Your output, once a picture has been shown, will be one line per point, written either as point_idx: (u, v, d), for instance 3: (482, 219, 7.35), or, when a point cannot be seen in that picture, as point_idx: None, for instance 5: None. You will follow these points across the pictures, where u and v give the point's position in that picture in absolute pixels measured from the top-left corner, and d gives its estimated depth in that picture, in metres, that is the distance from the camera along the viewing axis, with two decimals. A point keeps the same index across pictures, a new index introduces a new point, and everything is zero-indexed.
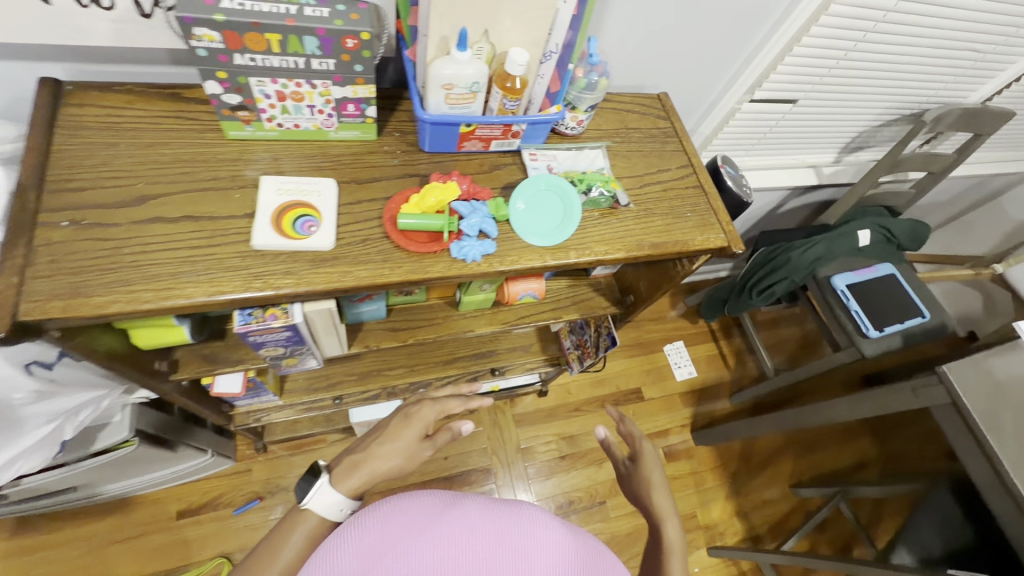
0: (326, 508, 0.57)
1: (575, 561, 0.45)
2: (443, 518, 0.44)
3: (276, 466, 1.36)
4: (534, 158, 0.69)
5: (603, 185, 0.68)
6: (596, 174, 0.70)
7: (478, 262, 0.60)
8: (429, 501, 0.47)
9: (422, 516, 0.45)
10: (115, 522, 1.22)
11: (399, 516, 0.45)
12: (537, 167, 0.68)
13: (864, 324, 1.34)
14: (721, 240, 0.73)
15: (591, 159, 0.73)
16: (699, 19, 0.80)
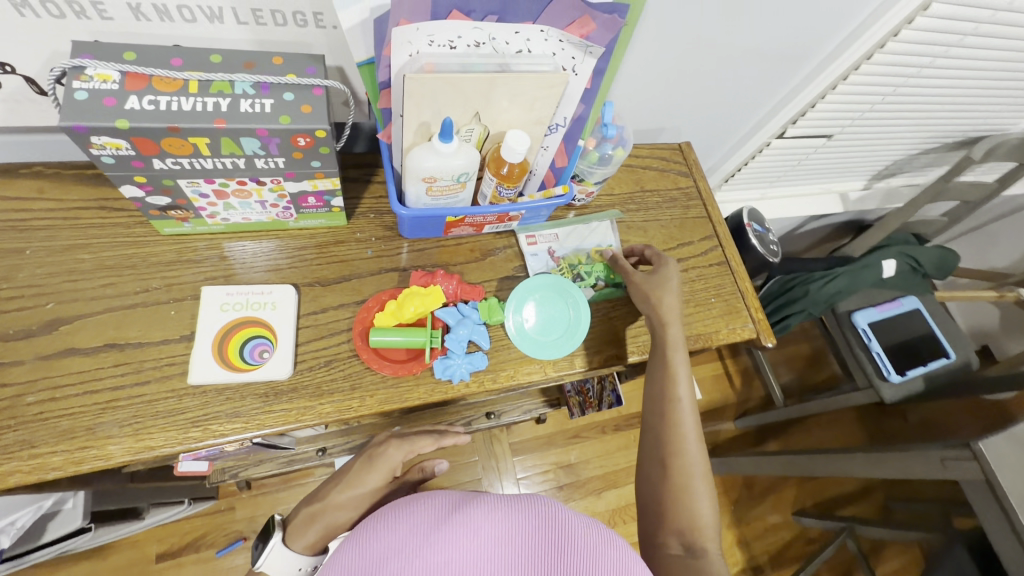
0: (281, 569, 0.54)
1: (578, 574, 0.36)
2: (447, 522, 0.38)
3: (260, 504, 1.30)
4: (533, 242, 0.59)
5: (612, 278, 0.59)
6: (603, 258, 0.61)
7: (466, 381, 0.51)
8: (434, 502, 0.40)
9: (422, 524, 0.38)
10: (90, 567, 1.17)
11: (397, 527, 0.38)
12: (536, 253, 0.59)
13: (885, 367, 1.26)
14: (749, 331, 0.63)
15: (598, 235, 0.63)
16: (731, 58, 0.68)
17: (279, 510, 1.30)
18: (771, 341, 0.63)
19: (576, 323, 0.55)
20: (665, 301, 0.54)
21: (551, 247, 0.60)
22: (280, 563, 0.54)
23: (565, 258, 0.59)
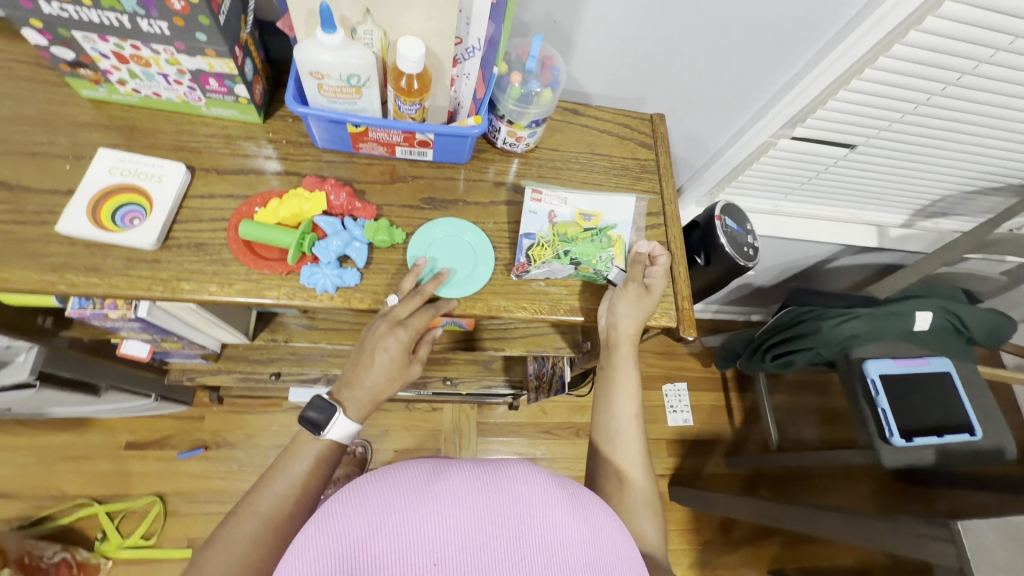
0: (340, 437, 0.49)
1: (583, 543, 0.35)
2: (445, 486, 0.34)
3: (227, 420, 1.37)
4: (537, 198, 0.58)
5: (596, 264, 0.55)
6: (609, 244, 0.57)
7: (331, 294, 0.49)
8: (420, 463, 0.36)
9: (417, 487, 0.34)
10: (69, 438, 1.28)
11: (382, 490, 0.34)
12: (536, 211, 0.57)
13: (888, 427, 1.10)
14: (669, 318, 0.57)
15: (613, 211, 0.60)
16: (712, 25, 0.62)
17: (243, 429, 1.37)
18: (691, 334, 0.57)
19: (482, 273, 0.54)
20: (633, 312, 0.54)
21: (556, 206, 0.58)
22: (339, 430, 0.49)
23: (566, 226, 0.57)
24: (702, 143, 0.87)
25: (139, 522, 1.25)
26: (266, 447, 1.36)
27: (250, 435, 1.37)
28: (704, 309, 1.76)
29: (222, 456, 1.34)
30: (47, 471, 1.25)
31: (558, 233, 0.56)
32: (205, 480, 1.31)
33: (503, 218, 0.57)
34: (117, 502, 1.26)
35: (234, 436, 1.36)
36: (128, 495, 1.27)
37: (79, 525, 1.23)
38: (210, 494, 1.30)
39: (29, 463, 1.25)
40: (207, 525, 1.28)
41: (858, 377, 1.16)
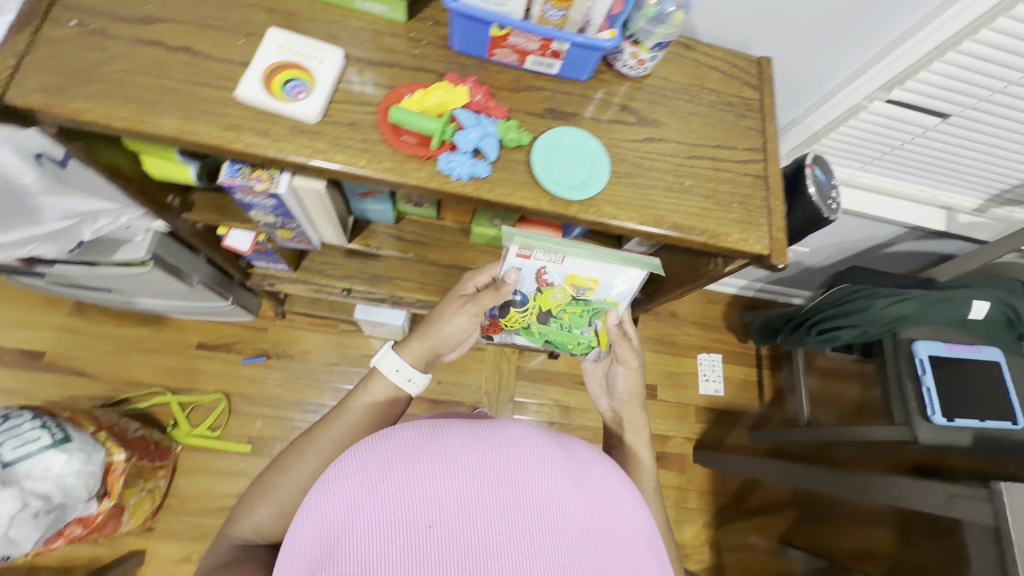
0: (383, 369, 0.67)
1: (564, 511, 0.37)
2: (436, 444, 0.39)
3: (288, 334, 1.46)
4: (526, 258, 0.68)
5: (572, 348, 0.78)
6: (591, 319, 0.75)
7: (464, 183, 0.55)
8: (415, 422, 0.41)
9: (408, 446, 0.38)
10: (146, 332, 1.39)
11: (378, 451, 0.39)
12: (524, 269, 0.70)
13: (931, 406, 1.13)
14: (763, 246, 0.61)
15: (609, 275, 0.70)
16: None
17: (302, 344, 1.46)
18: (783, 263, 0.61)
19: (596, 182, 0.57)
20: (632, 386, 0.73)
21: (551, 268, 0.70)
22: (385, 360, 0.68)
23: (557, 297, 0.74)
24: (791, 101, 0.89)
25: (206, 415, 1.37)
26: (319, 364, 1.46)
27: (307, 351, 1.46)
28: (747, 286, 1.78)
29: (281, 366, 1.44)
30: (125, 358, 1.36)
31: (544, 308, 0.75)
32: (265, 386, 1.42)
33: (615, 135, 0.61)
34: (186, 394, 1.37)
35: (293, 349, 1.46)
36: (196, 390, 1.37)
37: (152, 410, 1.35)
38: (267, 399, 1.41)
39: (110, 349, 1.36)
40: (263, 426, 1.38)
41: (905, 357, 1.18)
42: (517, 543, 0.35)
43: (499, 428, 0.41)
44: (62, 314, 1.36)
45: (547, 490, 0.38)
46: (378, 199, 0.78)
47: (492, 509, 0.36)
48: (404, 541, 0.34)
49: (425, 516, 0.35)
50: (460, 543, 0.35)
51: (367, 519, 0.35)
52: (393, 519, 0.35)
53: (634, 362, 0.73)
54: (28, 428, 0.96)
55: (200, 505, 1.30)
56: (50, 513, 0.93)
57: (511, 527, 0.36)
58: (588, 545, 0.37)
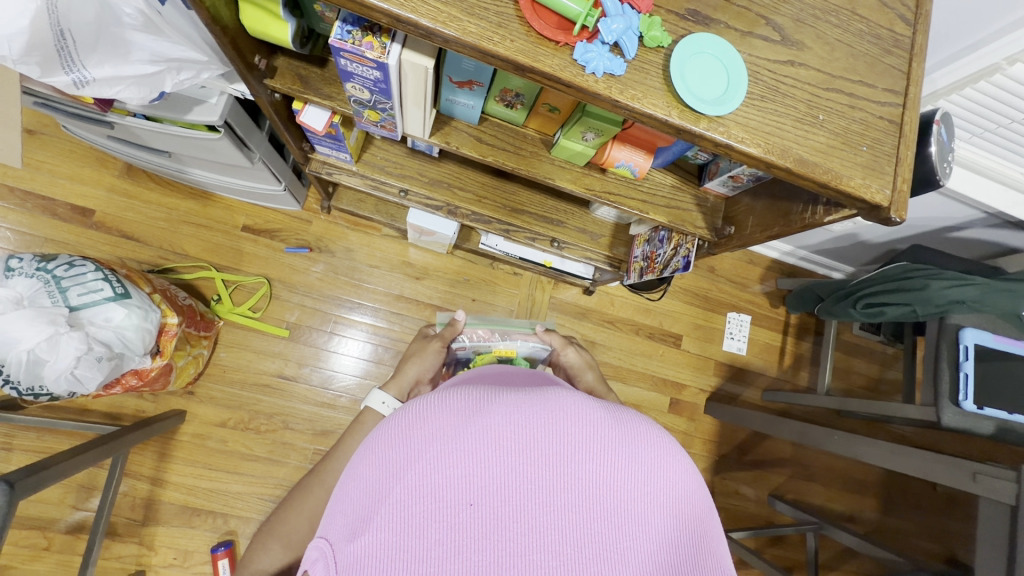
0: (372, 405, 0.78)
1: (582, 486, 0.43)
2: (475, 426, 0.45)
3: (331, 229, 1.47)
4: None
5: None
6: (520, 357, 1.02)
7: (597, 79, 0.51)
8: (458, 401, 0.47)
9: (450, 426, 0.45)
10: (195, 207, 1.39)
11: (422, 426, 0.45)
12: None
13: (964, 391, 1.13)
14: (882, 197, 0.58)
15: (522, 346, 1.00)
16: None
17: (344, 242, 1.47)
18: (900, 216, 0.58)
19: (733, 98, 0.54)
20: (579, 359, 0.95)
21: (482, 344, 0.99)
22: (374, 399, 0.79)
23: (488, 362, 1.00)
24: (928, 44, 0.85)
25: (248, 295, 1.40)
26: (359, 264, 1.47)
27: (349, 249, 1.47)
28: (791, 252, 1.75)
29: (322, 261, 1.45)
30: (174, 229, 1.37)
31: None
32: (306, 277, 1.44)
33: (756, 51, 0.57)
34: (229, 273, 1.39)
35: (335, 245, 1.46)
36: (239, 271, 1.39)
37: (197, 283, 1.38)
38: (307, 289, 1.43)
39: (159, 219, 1.37)
40: (301, 315, 1.42)
41: (948, 341, 1.17)
42: (536, 514, 0.42)
43: (536, 412, 0.46)
44: (114, 177, 1.36)
45: (570, 473, 0.44)
46: (471, 93, 0.73)
47: (520, 482, 0.43)
48: (441, 513, 0.42)
49: (462, 491, 0.43)
50: (491, 512, 0.42)
51: (414, 482, 0.43)
52: (433, 491, 0.42)
53: (572, 344, 0.96)
54: (91, 278, 0.97)
55: (239, 378, 1.37)
56: (111, 359, 0.96)
57: (538, 505, 0.42)
58: (606, 520, 0.43)
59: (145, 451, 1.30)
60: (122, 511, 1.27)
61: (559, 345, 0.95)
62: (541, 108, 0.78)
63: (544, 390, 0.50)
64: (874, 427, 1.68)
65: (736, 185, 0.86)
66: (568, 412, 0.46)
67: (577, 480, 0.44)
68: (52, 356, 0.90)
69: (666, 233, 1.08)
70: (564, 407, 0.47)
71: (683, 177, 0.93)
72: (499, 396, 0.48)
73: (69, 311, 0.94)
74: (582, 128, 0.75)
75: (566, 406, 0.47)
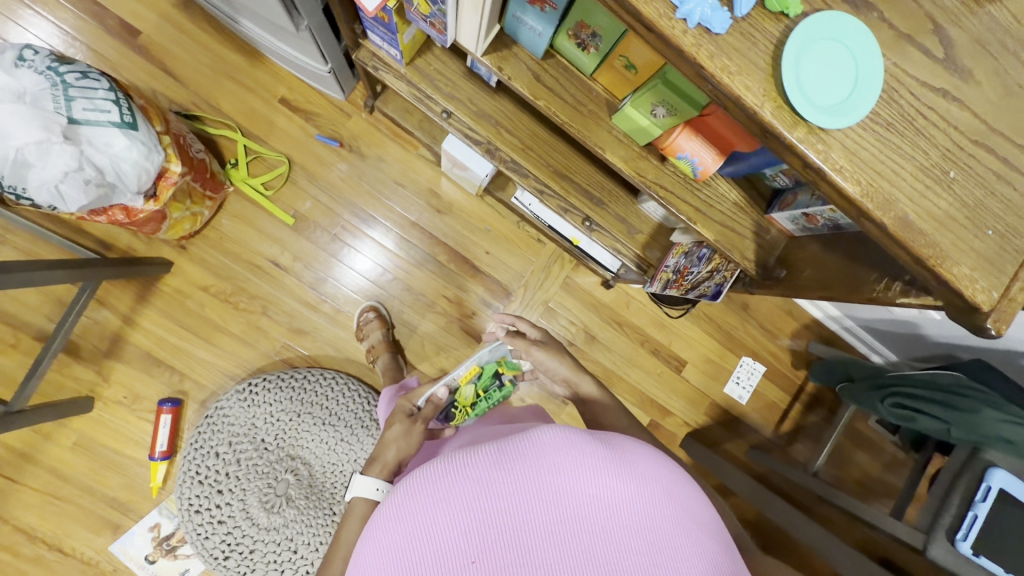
0: (363, 495, 0.70)
1: (583, 511, 0.47)
2: (467, 479, 0.48)
3: (369, 131, 1.37)
4: None
5: None
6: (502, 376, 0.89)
7: (686, 30, 0.39)
8: (444, 461, 0.50)
9: (444, 484, 0.48)
10: (240, 62, 1.31)
11: (419, 492, 0.49)
12: None
13: (965, 530, 1.00)
14: (988, 298, 0.45)
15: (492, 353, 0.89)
16: None
17: (378, 149, 1.38)
18: (1000, 331, 0.45)
19: (852, 111, 0.41)
20: (546, 355, 0.84)
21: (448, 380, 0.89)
22: (361, 488, 0.70)
23: (468, 395, 0.86)
24: None
25: (266, 170, 1.34)
26: (385, 177, 1.38)
27: (380, 158, 1.38)
28: (837, 319, 1.58)
29: (349, 161, 1.37)
30: (213, 78, 1.30)
31: None
32: (328, 171, 1.36)
33: (905, 61, 0.43)
34: (255, 142, 1.32)
35: (367, 150, 1.37)
36: (265, 143, 1.33)
37: (220, 141, 1.32)
38: (326, 186, 1.36)
39: (202, 63, 1.30)
40: (312, 209, 1.36)
41: (969, 475, 1.02)
42: (541, 546, 0.46)
43: (517, 454, 0.49)
44: (170, 4, 1.28)
45: (565, 501, 0.47)
46: (543, 15, 0.61)
47: (521, 521, 0.46)
48: (457, 562, 0.45)
49: (468, 542, 0.46)
50: (503, 556, 0.46)
51: (424, 541, 0.46)
52: (437, 558, 0.46)
53: (534, 346, 0.85)
54: (101, 96, 0.91)
55: (234, 249, 1.33)
56: (100, 188, 0.91)
57: (540, 534, 0.46)
58: (610, 534, 0.47)
59: (126, 288, 1.29)
60: (90, 336, 1.28)
61: (521, 347, 0.86)
62: (615, 61, 0.65)
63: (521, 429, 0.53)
64: (851, 526, 1.56)
65: (808, 227, 0.73)
66: (547, 445, 0.49)
67: (573, 505, 0.47)
68: (40, 163, 0.86)
69: (708, 252, 0.95)
70: (543, 441, 0.50)
71: (750, 197, 0.79)
72: (481, 445, 0.51)
73: (69, 122, 0.88)
74: (655, 98, 0.63)
75: (539, 446, 0.49)
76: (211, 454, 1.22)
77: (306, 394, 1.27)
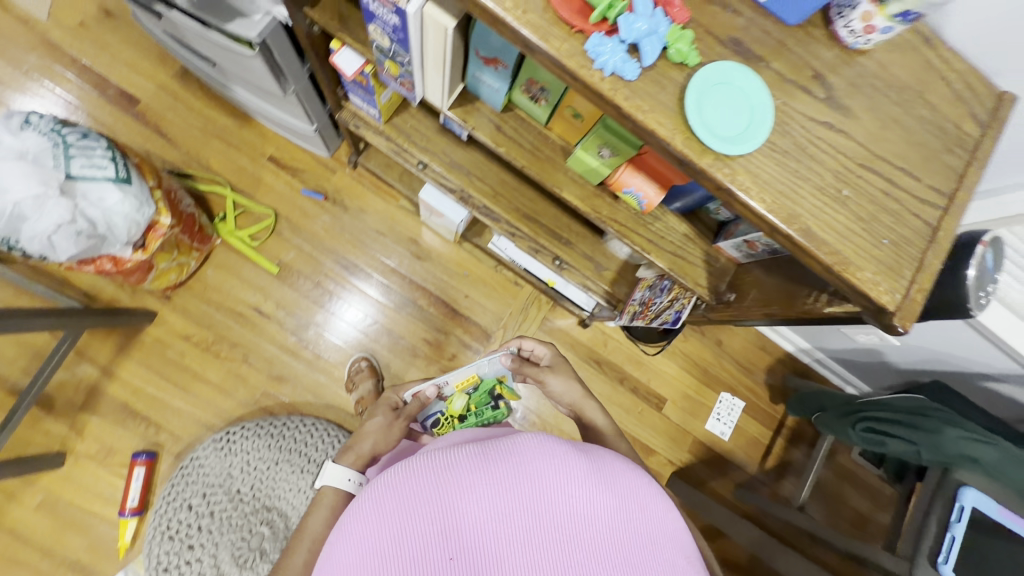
0: (334, 483, 0.71)
1: (562, 519, 0.46)
2: (448, 481, 0.47)
3: (352, 185, 1.46)
4: None
5: None
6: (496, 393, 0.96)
7: (604, 77, 0.47)
8: (426, 461, 0.49)
9: (424, 484, 0.47)
10: (232, 125, 1.42)
11: (398, 491, 0.47)
12: None
13: (944, 553, 1.00)
14: (891, 300, 0.50)
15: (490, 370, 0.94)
16: None
17: (360, 201, 1.46)
18: (905, 327, 0.51)
19: (749, 140, 0.48)
20: (560, 382, 0.85)
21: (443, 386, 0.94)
22: (332, 477, 0.71)
23: (459, 406, 0.94)
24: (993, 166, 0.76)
25: (253, 223, 1.40)
26: (366, 227, 1.46)
27: (362, 209, 1.46)
28: (809, 352, 1.63)
29: (332, 212, 1.44)
30: (205, 140, 1.40)
31: None
32: (313, 222, 1.43)
33: (791, 100, 0.51)
34: (243, 197, 1.40)
35: (350, 202, 1.45)
36: (252, 198, 1.40)
37: (210, 197, 1.40)
38: (310, 236, 1.42)
39: (195, 127, 1.40)
40: (296, 258, 1.41)
41: (943, 496, 1.03)
42: (518, 553, 0.45)
43: (501, 457, 0.48)
44: (169, 76, 1.40)
45: (546, 508, 0.46)
46: (497, 73, 0.70)
47: (501, 526, 0.45)
48: (431, 565, 0.44)
49: (445, 544, 0.45)
50: (479, 561, 0.44)
51: (399, 540, 0.45)
52: (417, 551, 0.45)
53: (544, 373, 0.85)
54: (99, 154, 0.99)
55: (217, 299, 1.36)
56: (91, 239, 0.96)
57: (518, 541, 0.45)
58: (588, 546, 0.45)
59: (106, 340, 1.31)
60: (65, 389, 1.28)
61: (535, 374, 0.86)
62: (564, 111, 0.74)
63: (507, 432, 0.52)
64: (845, 565, 1.52)
65: (750, 253, 0.79)
66: (531, 451, 0.48)
67: (552, 513, 0.46)
68: (36, 216, 0.91)
69: (669, 283, 1.01)
70: (528, 447, 0.49)
71: (699, 230, 0.86)
72: (465, 446, 0.50)
73: (66, 178, 0.95)
74: (599, 142, 0.71)
75: (529, 453, 0.48)
76: (183, 508, 1.19)
77: (285, 441, 1.25)
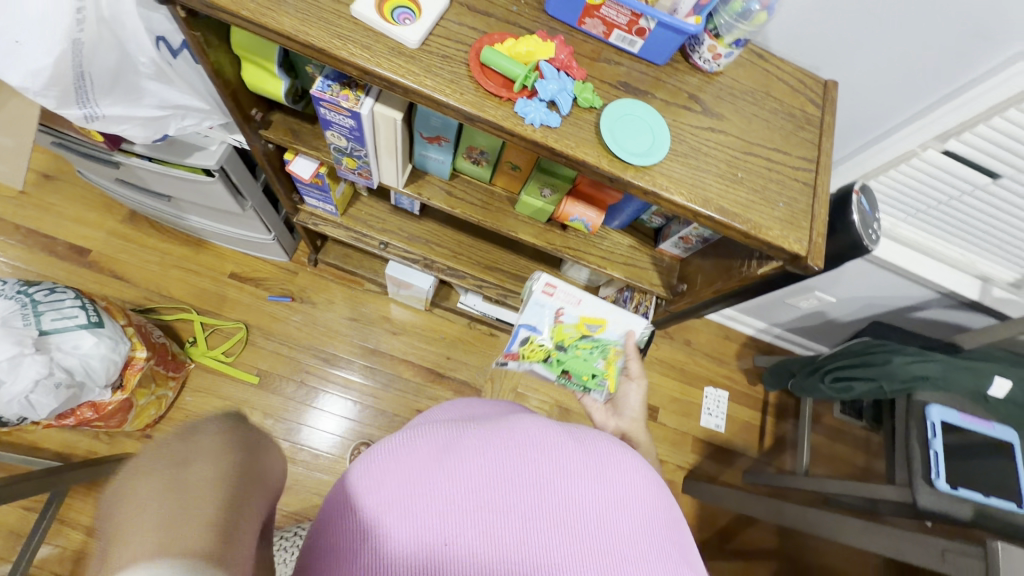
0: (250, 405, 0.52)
1: (561, 509, 0.42)
2: (444, 463, 0.43)
3: (315, 281, 1.51)
4: None
5: None
6: (598, 356, 0.95)
7: (535, 129, 0.59)
8: (426, 442, 0.45)
9: (418, 466, 0.43)
10: (186, 252, 1.46)
11: (391, 471, 0.44)
12: None
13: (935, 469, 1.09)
14: (801, 247, 0.63)
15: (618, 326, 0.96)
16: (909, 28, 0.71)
17: (325, 293, 1.51)
18: (818, 263, 0.63)
19: (657, 152, 0.62)
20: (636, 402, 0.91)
21: (570, 309, 0.96)
22: None
23: (571, 334, 0.96)
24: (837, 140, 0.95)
25: (224, 340, 1.41)
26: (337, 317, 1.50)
27: (329, 301, 1.51)
28: (766, 330, 1.78)
29: (301, 310, 1.48)
30: (162, 272, 1.43)
31: None
32: (284, 324, 1.46)
33: (678, 117, 0.65)
34: (209, 317, 1.42)
35: (316, 297, 1.50)
36: (219, 315, 1.43)
37: (176, 325, 1.40)
38: (284, 338, 1.45)
39: (150, 262, 1.43)
40: (274, 363, 1.42)
41: (916, 417, 1.15)
42: (516, 541, 0.41)
43: (503, 440, 0.45)
44: (116, 221, 1.44)
45: (546, 496, 0.42)
46: (441, 148, 0.82)
47: (501, 508, 0.42)
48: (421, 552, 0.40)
49: (438, 528, 0.41)
50: (474, 545, 0.40)
51: (388, 524, 0.41)
52: (406, 541, 0.40)
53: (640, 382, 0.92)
54: (69, 305, 1.01)
55: None
56: (70, 387, 0.96)
57: (517, 529, 0.41)
58: (587, 541, 0.41)
59: (87, 497, 1.24)
60: (47, 564, 1.18)
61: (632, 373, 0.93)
62: (504, 166, 0.86)
63: (510, 418, 0.49)
64: None
65: (687, 247, 0.92)
66: (531, 436, 0.46)
67: (552, 503, 0.42)
68: (11, 378, 0.90)
69: (630, 293, 1.13)
70: (529, 432, 0.46)
71: (641, 239, 0.99)
72: (468, 429, 0.47)
73: (39, 334, 0.96)
74: (540, 184, 0.83)
75: (526, 437, 0.46)
76: None
77: None
